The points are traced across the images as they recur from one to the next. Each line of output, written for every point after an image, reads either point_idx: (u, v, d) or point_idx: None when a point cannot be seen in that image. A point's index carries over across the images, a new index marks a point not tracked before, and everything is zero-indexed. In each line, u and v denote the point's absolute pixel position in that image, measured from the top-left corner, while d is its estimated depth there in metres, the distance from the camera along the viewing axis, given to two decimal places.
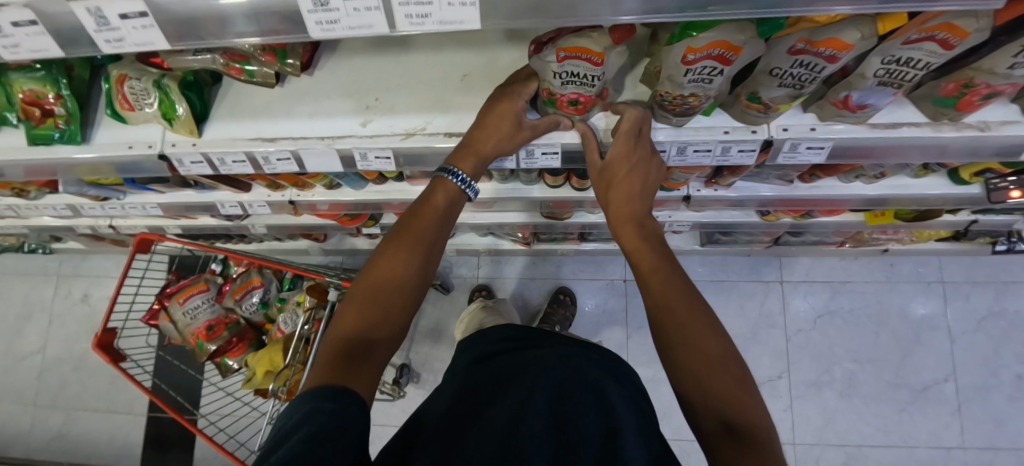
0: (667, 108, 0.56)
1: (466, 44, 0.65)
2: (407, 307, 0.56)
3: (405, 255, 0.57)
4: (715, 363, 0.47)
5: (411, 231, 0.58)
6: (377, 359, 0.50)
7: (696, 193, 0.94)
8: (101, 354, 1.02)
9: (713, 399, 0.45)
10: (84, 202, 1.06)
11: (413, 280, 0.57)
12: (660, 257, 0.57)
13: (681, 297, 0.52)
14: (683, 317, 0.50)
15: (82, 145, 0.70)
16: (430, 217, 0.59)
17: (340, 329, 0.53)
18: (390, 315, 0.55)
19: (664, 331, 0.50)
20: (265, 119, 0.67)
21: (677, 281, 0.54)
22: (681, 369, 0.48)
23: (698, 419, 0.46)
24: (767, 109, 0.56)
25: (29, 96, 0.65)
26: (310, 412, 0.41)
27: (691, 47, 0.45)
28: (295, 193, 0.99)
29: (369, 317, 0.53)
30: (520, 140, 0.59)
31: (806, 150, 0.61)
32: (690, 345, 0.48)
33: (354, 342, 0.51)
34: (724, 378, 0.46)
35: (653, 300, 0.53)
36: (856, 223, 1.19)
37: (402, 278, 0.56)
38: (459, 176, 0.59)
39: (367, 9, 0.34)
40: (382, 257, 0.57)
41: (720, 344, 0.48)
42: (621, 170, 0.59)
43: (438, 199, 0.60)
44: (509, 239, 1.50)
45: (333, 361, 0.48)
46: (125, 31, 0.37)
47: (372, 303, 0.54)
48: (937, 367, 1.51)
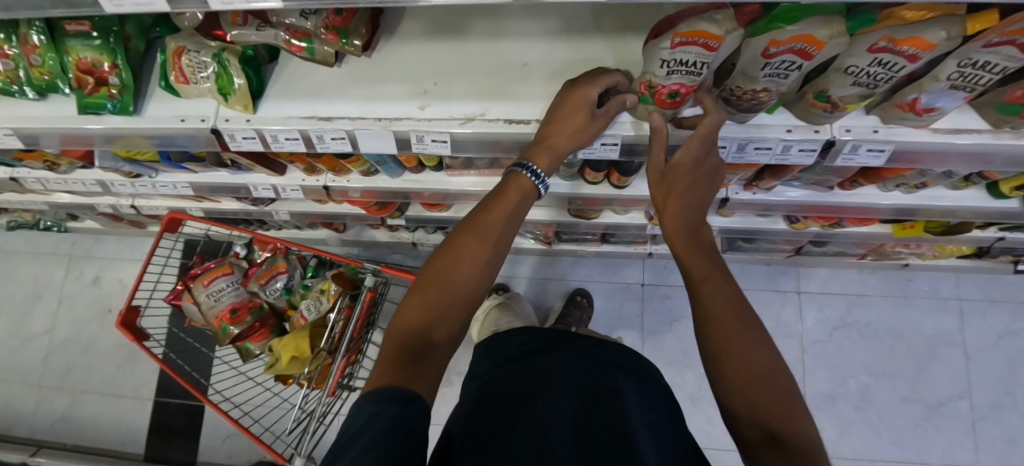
0: (733, 103, 0.56)
1: (526, 32, 0.65)
2: (465, 310, 0.55)
3: (472, 255, 0.56)
4: (761, 379, 0.46)
5: (478, 228, 0.57)
6: (434, 359, 0.50)
7: (734, 195, 0.94)
8: (125, 332, 1.01)
9: (755, 412, 0.44)
10: (114, 179, 1.05)
11: (479, 283, 0.56)
12: (716, 265, 0.54)
13: (729, 299, 0.51)
14: (731, 328, 0.48)
15: (133, 117, 0.68)
16: (500, 215, 0.58)
17: (403, 321, 0.53)
18: (452, 315, 0.54)
19: (704, 340, 0.50)
20: (321, 98, 0.66)
21: (728, 286, 0.52)
22: (723, 385, 0.47)
23: (738, 430, 0.45)
24: (834, 108, 0.56)
25: (83, 65, 0.65)
26: (377, 415, 0.41)
27: (776, 40, 0.45)
28: (331, 178, 0.98)
29: (432, 315, 0.53)
30: (595, 130, 0.58)
31: (866, 153, 0.61)
32: (735, 356, 0.47)
33: (416, 347, 0.50)
34: (771, 394, 0.45)
35: (699, 305, 0.52)
36: (883, 234, 1.20)
37: (470, 276, 0.55)
38: (534, 170, 0.59)
39: None
40: (448, 253, 0.56)
41: (766, 358, 0.47)
42: (681, 176, 0.58)
43: (509, 198, 0.59)
44: (530, 237, 1.50)
45: (397, 358, 0.48)
46: None
47: (438, 300, 0.54)
48: (952, 384, 1.51)
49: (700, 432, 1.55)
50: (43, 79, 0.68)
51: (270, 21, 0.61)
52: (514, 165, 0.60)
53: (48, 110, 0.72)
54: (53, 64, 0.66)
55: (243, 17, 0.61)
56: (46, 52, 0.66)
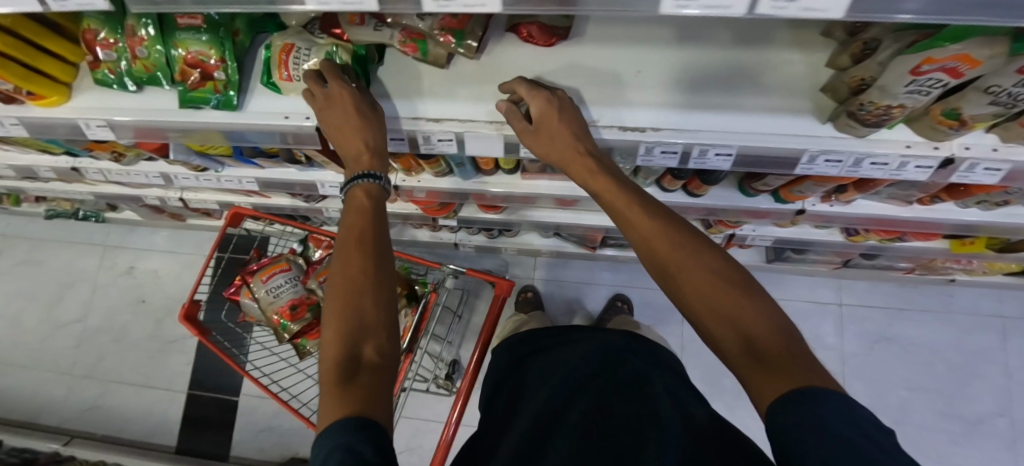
0: (860, 117, 0.56)
1: (637, 40, 0.65)
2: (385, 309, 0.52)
3: (358, 249, 0.54)
4: (728, 283, 0.47)
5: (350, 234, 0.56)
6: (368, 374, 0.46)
7: (811, 207, 0.93)
8: (188, 326, 0.99)
9: (732, 322, 0.46)
10: (179, 172, 1.05)
11: (381, 259, 0.54)
12: (657, 210, 0.52)
13: (667, 241, 0.50)
14: (694, 275, 0.48)
15: (235, 112, 0.68)
16: (360, 214, 0.57)
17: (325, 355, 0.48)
18: (372, 324, 0.50)
19: (680, 298, 0.50)
20: (429, 99, 0.66)
21: (670, 227, 0.51)
22: (705, 324, 0.48)
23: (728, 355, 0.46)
24: (962, 126, 0.55)
25: (190, 59, 0.65)
26: (335, 447, 0.37)
27: (931, 58, 0.45)
28: (402, 177, 0.98)
29: (355, 328, 0.49)
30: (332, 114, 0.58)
31: (982, 171, 0.60)
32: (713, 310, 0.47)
33: (342, 370, 0.45)
34: (736, 302, 0.46)
35: (672, 278, 0.50)
36: (939, 250, 1.20)
37: (365, 270, 0.52)
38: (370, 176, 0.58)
39: None
40: (338, 263, 0.53)
41: (721, 278, 0.47)
42: (556, 122, 0.55)
43: (362, 203, 0.58)
44: (575, 241, 1.50)
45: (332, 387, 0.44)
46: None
47: (349, 317, 0.50)
48: (992, 402, 1.51)
49: None
50: (145, 72, 0.68)
51: (386, 22, 0.61)
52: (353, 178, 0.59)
53: (145, 103, 0.71)
54: (158, 56, 0.66)
55: (360, 16, 0.60)
56: (153, 44, 0.65)
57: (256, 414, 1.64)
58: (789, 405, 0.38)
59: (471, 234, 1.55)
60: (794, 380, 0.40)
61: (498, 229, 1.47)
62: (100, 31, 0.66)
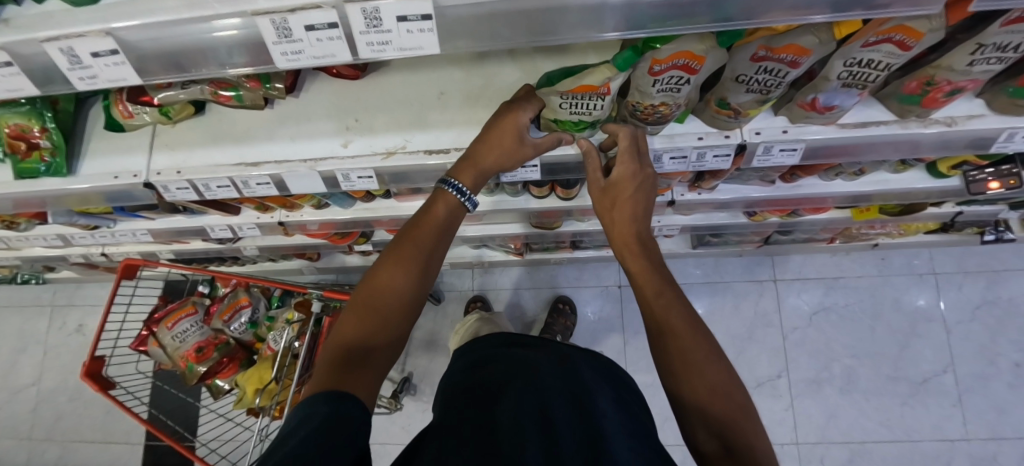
0: (639, 118, 0.57)
1: (442, 62, 0.66)
2: (403, 314, 0.56)
3: (407, 264, 0.56)
4: (721, 392, 0.47)
5: (410, 243, 0.57)
6: (373, 367, 0.51)
7: (680, 197, 0.94)
8: (89, 383, 1.01)
9: (710, 392, 0.47)
10: (74, 232, 1.06)
11: (422, 275, 0.57)
12: (662, 277, 0.56)
13: (682, 317, 0.52)
14: (691, 351, 0.49)
15: (68, 177, 0.70)
16: (428, 225, 0.58)
17: (337, 338, 0.54)
18: (389, 324, 0.55)
19: (666, 358, 0.50)
20: (246, 144, 0.67)
21: (675, 300, 0.54)
22: (685, 398, 0.48)
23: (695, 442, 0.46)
24: (737, 114, 0.57)
25: (14, 131, 0.66)
26: (308, 415, 0.42)
27: (656, 59, 0.47)
28: (284, 214, 0.99)
29: (378, 322, 0.54)
30: (520, 156, 0.58)
31: (779, 153, 0.62)
32: (693, 373, 0.48)
33: (352, 358, 0.50)
34: (730, 405, 0.47)
35: (654, 321, 0.53)
36: (843, 219, 1.21)
37: (408, 293, 0.56)
38: (458, 187, 0.58)
39: (331, 37, 0.31)
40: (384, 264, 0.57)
41: (712, 351, 0.50)
42: (624, 188, 0.59)
43: (436, 211, 0.59)
44: (501, 249, 1.51)
45: (341, 366, 0.49)
46: (98, 68, 0.35)
47: (372, 314, 0.54)
48: (936, 360, 1.51)
49: None
50: None
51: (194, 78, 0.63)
52: (440, 181, 0.60)
53: None
54: None
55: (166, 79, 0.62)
56: None
57: None
58: None
59: None
60: None
61: None
62: None
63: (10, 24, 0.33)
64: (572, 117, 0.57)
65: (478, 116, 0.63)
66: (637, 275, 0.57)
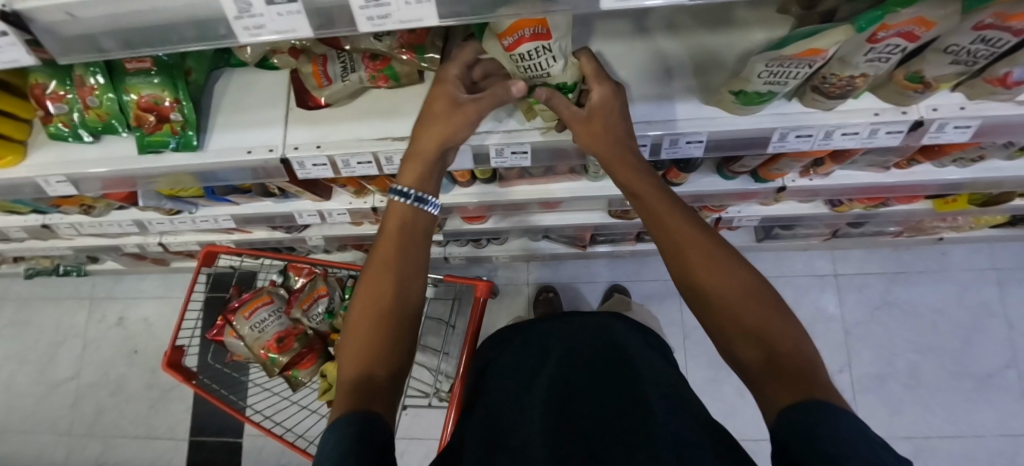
0: (823, 91, 0.56)
1: (598, 37, 0.64)
2: (381, 320, 0.51)
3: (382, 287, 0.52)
4: (748, 297, 0.46)
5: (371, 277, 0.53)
6: (381, 393, 0.46)
7: (791, 184, 0.92)
8: (173, 373, 0.98)
9: (760, 341, 0.43)
10: (152, 217, 1.02)
11: (387, 283, 0.52)
12: (684, 214, 0.50)
13: (732, 279, 0.46)
14: (741, 309, 0.45)
15: (196, 152, 0.66)
16: (387, 241, 0.54)
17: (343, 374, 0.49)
18: (376, 335, 0.50)
19: (735, 346, 0.45)
20: (392, 118, 0.64)
21: (695, 231, 0.49)
22: (744, 359, 0.45)
23: (738, 359, 0.45)
24: (926, 88, 0.55)
25: (144, 103, 0.63)
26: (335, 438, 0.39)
27: (886, 25, 0.44)
28: (379, 199, 0.96)
29: (366, 357, 0.49)
30: (461, 122, 0.52)
31: (953, 130, 0.60)
32: (743, 319, 0.45)
33: (360, 390, 0.45)
34: (761, 315, 0.45)
35: (693, 281, 0.48)
36: (924, 211, 1.21)
37: (386, 300, 0.52)
38: (408, 193, 0.54)
39: None
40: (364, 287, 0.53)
41: (763, 305, 0.45)
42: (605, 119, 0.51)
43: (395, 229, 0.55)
44: (565, 242, 1.48)
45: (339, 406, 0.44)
46: (395, 6, 0.33)
47: (359, 339, 0.50)
48: (997, 355, 1.51)
49: (752, 422, 1.53)
50: (99, 121, 0.66)
51: (352, 67, 0.62)
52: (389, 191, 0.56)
53: (104, 152, 0.69)
54: (110, 104, 0.64)
55: (326, 77, 0.62)
56: (104, 92, 0.64)
57: (263, 454, 1.59)
58: (793, 418, 0.36)
59: (459, 246, 1.53)
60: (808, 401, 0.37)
61: (486, 239, 1.45)
62: (48, 85, 0.64)
63: None
64: (763, 88, 0.53)
65: (643, 90, 0.61)
66: (659, 232, 0.51)
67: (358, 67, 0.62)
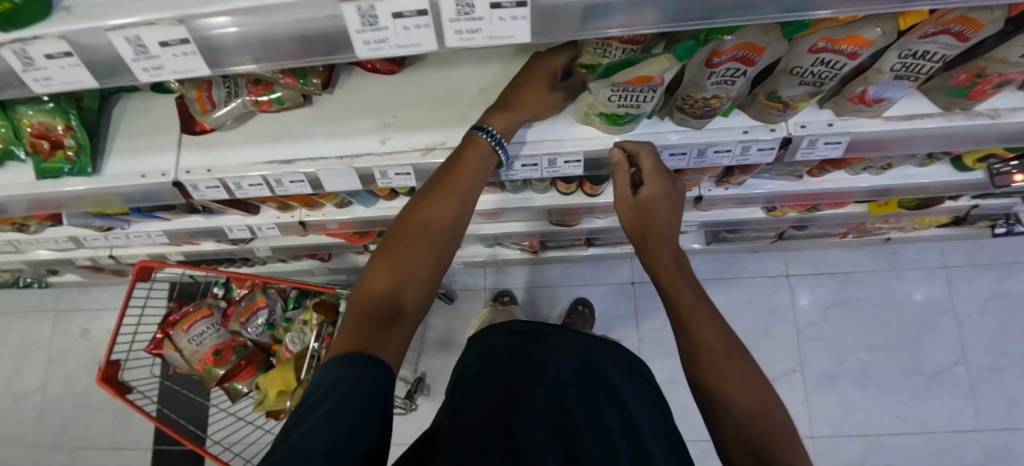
0: (687, 111, 0.57)
1: (481, 59, 0.65)
2: (429, 265, 0.53)
3: (439, 226, 0.53)
4: (744, 386, 0.50)
5: (429, 208, 0.53)
6: (405, 324, 0.48)
7: (708, 193, 0.93)
8: (106, 388, 0.99)
9: (750, 432, 0.47)
10: (87, 234, 1.04)
11: (440, 232, 0.54)
12: (694, 291, 0.56)
13: (739, 363, 0.51)
14: (736, 388, 0.49)
15: (92, 177, 0.68)
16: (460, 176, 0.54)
17: (368, 289, 0.50)
18: (411, 277, 0.51)
19: (722, 427, 0.49)
20: (281, 141, 0.65)
21: (707, 308, 0.55)
22: (730, 436, 0.48)
23: (725, 442, 0.49)
24: (786, 107, 0.56)
25: (37, 129, 0.63)
26: (341, 378, 0.41)
27: (717, 50, 0.45)
28: (306, 214, 0.97)
29: (398, 288, 0.50)
30: (554, 102, 0.58)
31: (823, 146, 0.61)
32: (735, 398, 0.49)
33: (380, 322, 0.47)
34: (765, 421, 0.48)
35: (690, 341, 0.53)
36: (861, 214, 1.21)
37: (432, 253, 0.53)
38: (493, 134, 0.54)
39: (419, 25, 0.30)
40: (415, 216, 0.53)
41: (762, 397, 0.49)
42: (659, 207, 0.59)
43: (470, 163, 0.54)
44: (516, 247, 1.50)
45: (363, 332, 0.46)
46: (166, 59, 0.33)
47: (401, 266, 0.51)
48: (947, 352, 1.52)
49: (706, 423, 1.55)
50: None
51: (236, 91, 0.62)
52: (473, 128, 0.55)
53: (7, 177, 0.70)
54: (5, 131, 0.65)
55: (210, 100, 0.62)
56: None
57: None
58: None
59: None
60: None
61: None
62: None
63: (71, 12, 0.31)
64: (621, 110, 0.54)
65: None
66: (668, 287, 0.58)
67: (240, 92, 0.63)
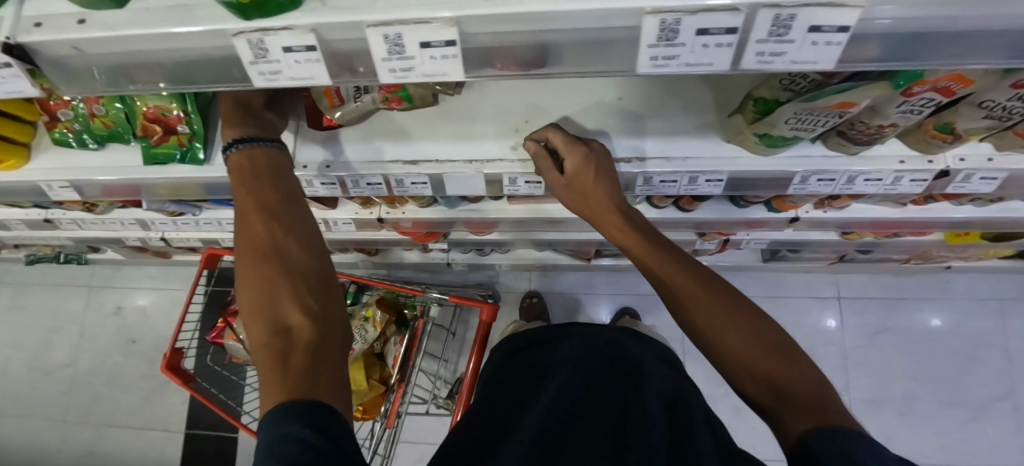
0: (851, 136, 0.54)
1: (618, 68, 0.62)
2: (291, 273, 0.48)
3: (274, 236, 0.49)
4: (757, 350, 0.50)
5: (256, 227, 0.49)
6: (304, 342, 0.45)
7: (803, 215, 0.91)
8: (171, 376, 0.98)
9: (771, 382, 0.48)
10: (155, 218, 1.01)
11: (283, 235, 0.49)
12: (675, 260, 0.55)
13: (735, 326, 0.51)
14: (743, 345, 0.50)
15: (203, 165, 0.65)
16: (247, 189, 0.50)
17: (252, 334, 0.46)
18: (279, 295, 0.47)
19: (753, 384, 0.49)
20: (403, 140, 0.62)
21: (695, 283, 0.53)
22: (750, 389, 0.50)
23: (751, 395, 0.50)
24: (955, 139, 0.53)
25: (152, 114, 0.61)
26: (284, 420, 0.38)
27: (923, 80, 0.42)
28: (385, 211, 0.95)
29: (272, 313, 0.46)
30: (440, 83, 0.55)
31: (978, 181, 0.59)
32: (736, 349, 0.50)
33: (280, 354, 0.43)
34: (768, 359, 0.49)
35: (688, 316, 0.54)
36: (934, 242, 1.19)
37: (292, 262, 0.49)
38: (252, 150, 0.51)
39: (720, 44, 0.27)
40: (244, 245, 0.48)
41: (763, 346, 0.50)
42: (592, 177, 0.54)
43: (248, 179, 0.51)
44: (568, 254, 1.47)
45: (269, 373, 0.42)
46: (421, 61, 0.29)
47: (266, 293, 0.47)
48: (995, 386, 1.50)
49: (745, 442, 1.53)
50: (104, 129, 0.65)
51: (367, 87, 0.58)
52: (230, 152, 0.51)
53: (108, 160, 0.68)
54: (117, 113, 0.63)
55: (338, 96, 0.58)
56: (110, 101, 0.62)
57: None
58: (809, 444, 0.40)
59: (462, 253, 1.52)
60: (822, 420, 0.42)
61: (488, 248, 1.44)
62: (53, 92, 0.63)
63: (325, 3, 0.28)
64: (789, 133, 0.51)
65: (663, 124, 0.60)
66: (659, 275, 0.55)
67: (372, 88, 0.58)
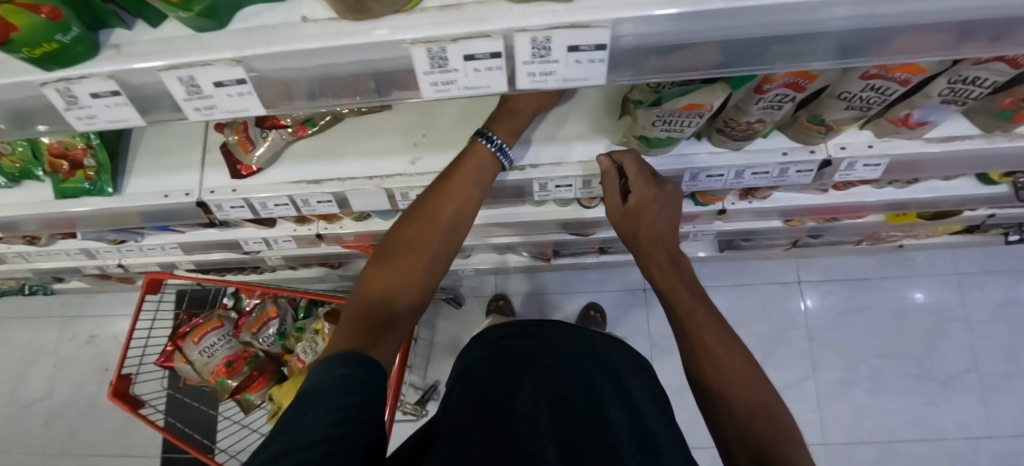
0: (727, 133, 0.55)
1: None
2: (431, 266, 0.52)
3: (447, 226, 0.53)
4: (750, 379, 0.48)
5: (438, 208, 0.53)
6: (399, 327, 0.48)
7: (731, 206, 0.92)
8: (119, 403, 0.98)
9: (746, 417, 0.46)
10: (98, 246, 1.02)
11: (452, 228, 0.53)
12: (691, 288, 0.55)
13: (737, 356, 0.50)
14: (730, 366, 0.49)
15: (112, 196, 0.65)
16: (463, 176, 0.53)
17: (367, 287, 0.50)
18: (414, 281, 0.51)
19: (730, 418, 0.47)
20: (307, 161, 0.64)
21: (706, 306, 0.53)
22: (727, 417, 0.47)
23: (725, 429, 0.47)
24: (828, 130, 0.55)
25: (55, 149, 0.62)
26: (336, 380, 0.39)
27: (769, 78, 0.43)
28: (322, 226, 0.96)
29: (389, 302, 0.49)
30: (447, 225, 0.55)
31: (862, 168, 0.61)
32: (729, 382, 0.48)
33: (375, 320, 0.46)
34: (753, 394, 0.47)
35: (689, 341, 0.52)
36: (877, 223, 1.21)
37: (441, 253, 0.53)
38: (494, 140, 0.53)
39: (490, 67, 0.29)
40: (418, 218, 0.53)
41: (753, 378, 0.48)
42: (648, 211, 0.56)
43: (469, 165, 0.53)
44: (528, 255, 1.48)
45: (354, 328, 0.46)
46: (219, 98, 0.31)
47: (402, 270, 0.51)
48: (960, 358, 1.52)
49: None
50: (15, 167, 0.66)
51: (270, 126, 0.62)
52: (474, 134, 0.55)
53: (25, 197, 0.69)
54: (23, 151, 0.64)
55: (248, 141, 0.62)
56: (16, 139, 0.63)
57: None
58: None
59: None
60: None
61: None
62: None
63: (120, 51, 0.31)
64: (662, 134, 0.53)
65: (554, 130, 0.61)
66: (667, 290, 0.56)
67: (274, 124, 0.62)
